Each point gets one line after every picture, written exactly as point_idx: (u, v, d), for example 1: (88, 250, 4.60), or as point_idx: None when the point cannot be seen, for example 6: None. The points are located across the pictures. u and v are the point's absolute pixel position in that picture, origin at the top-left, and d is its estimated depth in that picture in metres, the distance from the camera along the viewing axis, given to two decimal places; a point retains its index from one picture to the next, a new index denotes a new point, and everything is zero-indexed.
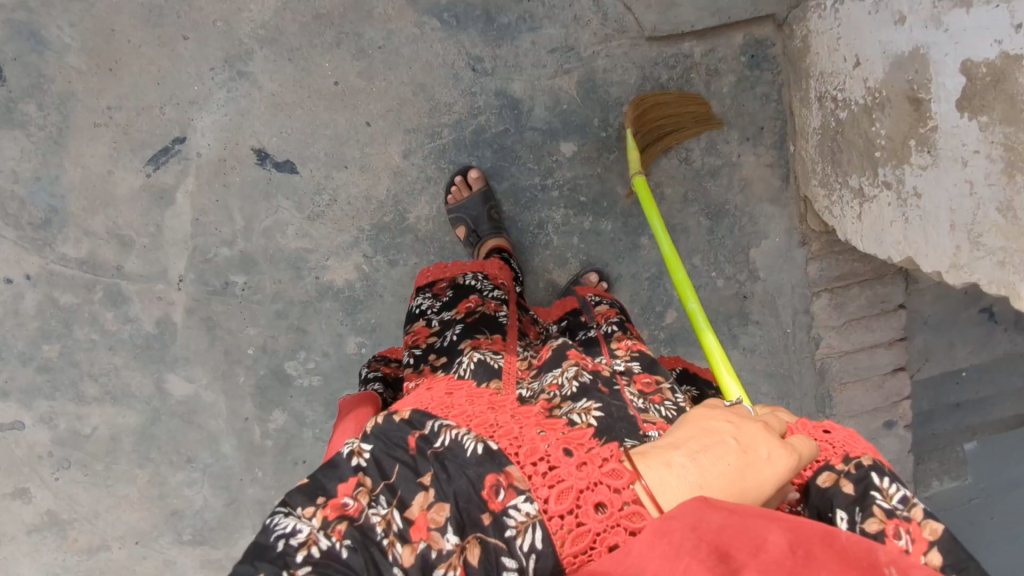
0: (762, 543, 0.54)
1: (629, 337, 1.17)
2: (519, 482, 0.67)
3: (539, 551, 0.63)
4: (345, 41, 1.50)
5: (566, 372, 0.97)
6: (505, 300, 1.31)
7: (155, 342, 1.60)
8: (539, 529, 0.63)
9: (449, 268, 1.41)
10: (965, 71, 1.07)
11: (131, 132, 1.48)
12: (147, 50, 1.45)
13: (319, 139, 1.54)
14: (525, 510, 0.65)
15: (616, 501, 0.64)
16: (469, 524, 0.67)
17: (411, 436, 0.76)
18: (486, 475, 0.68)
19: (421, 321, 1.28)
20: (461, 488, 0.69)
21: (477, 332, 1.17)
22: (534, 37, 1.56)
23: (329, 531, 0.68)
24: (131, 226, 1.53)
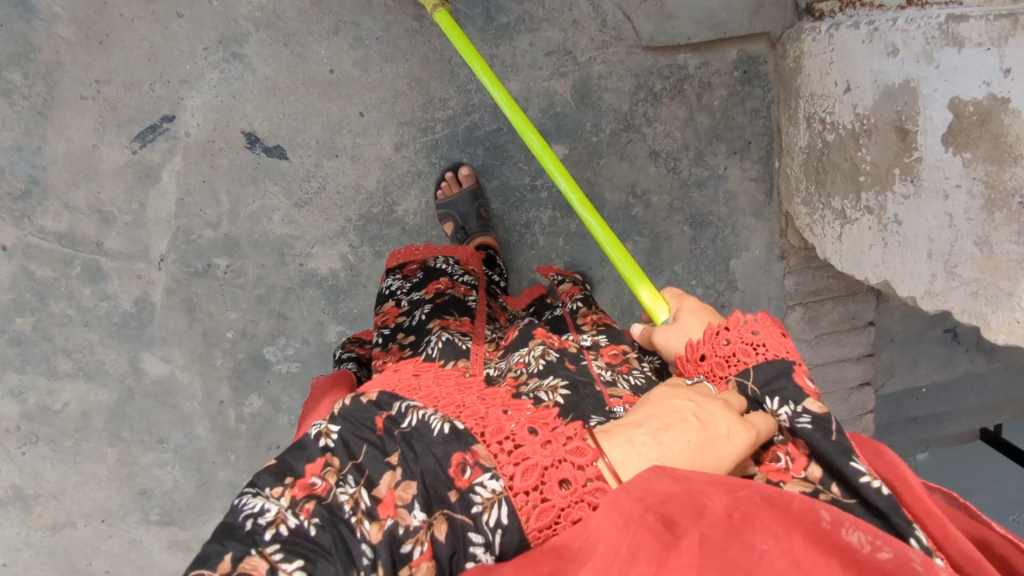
0: (703, 508, 0.55)
1: (594, 312, 1.20)
2: (486, 460, 0.65)
3: (505, 526, 0.62)
4: (343, 29, 1.48)
5: (533, 351, 0.97)
6: (474, 284, 1.33)
7: (132, 321, 1.58)
8: (505, 505, 0.62)
9: (421, 251, 1.42)
10: (952, 108, 1.10)
11: (119, 108, 1.45)
12: (140, 26, 1.42)
13: (311, 126, 1.53)
14: (491, 487, 0.63)
15: (581, 478, 0.64)
16: (435, 500, 0.64)
17: (377, 415, 0.73)
18: (452, 454, 0.66)
19: (392, 300, 1.29)
20: (428, 466, 0.66)
21: (446, 313, 1.17)
22: (533, 38, 1.56)
23: (297, 510, 0.63)
24: (114, 202, 1.50)
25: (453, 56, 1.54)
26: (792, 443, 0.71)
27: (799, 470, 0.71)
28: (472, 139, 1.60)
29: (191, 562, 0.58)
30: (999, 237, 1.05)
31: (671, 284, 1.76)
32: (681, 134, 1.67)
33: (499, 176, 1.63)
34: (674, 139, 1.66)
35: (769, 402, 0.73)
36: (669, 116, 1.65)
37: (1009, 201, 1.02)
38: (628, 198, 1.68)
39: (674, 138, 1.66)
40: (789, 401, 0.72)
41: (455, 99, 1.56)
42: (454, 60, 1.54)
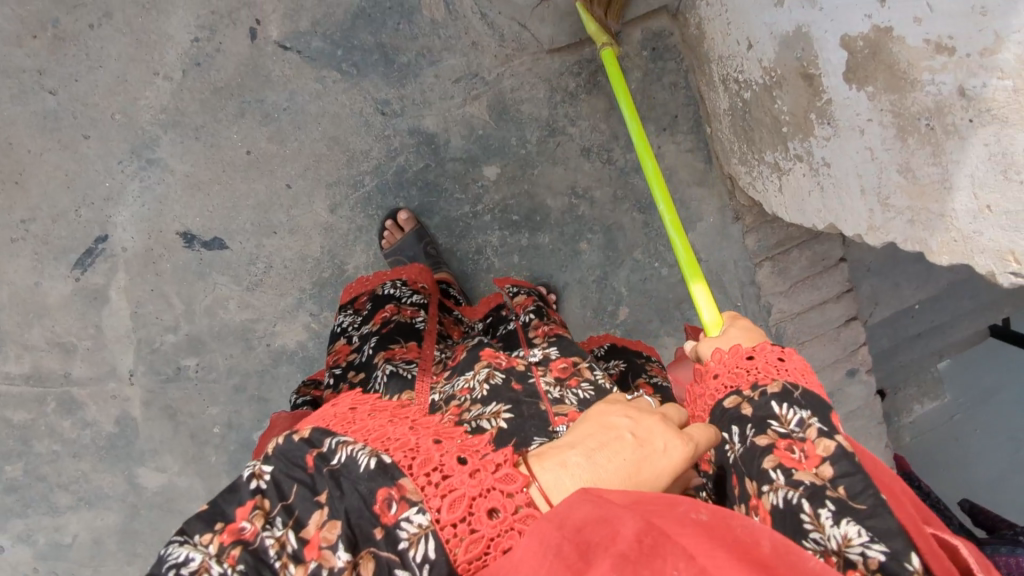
0: (613, 536, 0.51)
1: (545, 323, 1.21)
2: (412, 494, 0.61)
3: (432, 562, 0.57)
4: (249, 109, 1.48)
5: (478, 375, 0.98)
6: (423, 304, 1.33)
7: (118, 441, 1.59)
8: (432, 539, 0.58)
9: (369, 281, 1.43)
10: (845, 45, 1.09)
11: (51, 241, 1.46)
12: (50, 157, 1.42)
13: (243, 211, 1.53)
14: (416, 522, 0.59)
15: (510, 506, 0.59)
16: (362, 539, 0.60)
17: (310, 454, 0.68)
18: (378, 490, 0.62)
19: (341, 338, 1.30)
20: (353, 504, 0.62)
21: (392, 342, 1.18)
22: (436, 70, 1.55)
23: (222, 558, 0.59)
24: (71, 332, 1.51)
25: (363, 107, 1.54)
26: (810, 442, 0.71)
27: (775, 420, 0.74)
28: (404, 182, 1.60)
29: None
30: (919, 161, 1.03)
31: (635, 271, 1.74)
32: (607, 125, 1.65)
33: (439, 211, 1.63)
34: (601, 132, 1.65)
35: (776, 408, 0.74)
36: (590, 110, 1.64)
37: (918, 125, 1.01)
38: (571, 199, 1.68)
39: (600, 130, 1.65)
40: (796, 405, 0.74)
41: (376, 148, 1.56)
42: (365, 111, 1.54)
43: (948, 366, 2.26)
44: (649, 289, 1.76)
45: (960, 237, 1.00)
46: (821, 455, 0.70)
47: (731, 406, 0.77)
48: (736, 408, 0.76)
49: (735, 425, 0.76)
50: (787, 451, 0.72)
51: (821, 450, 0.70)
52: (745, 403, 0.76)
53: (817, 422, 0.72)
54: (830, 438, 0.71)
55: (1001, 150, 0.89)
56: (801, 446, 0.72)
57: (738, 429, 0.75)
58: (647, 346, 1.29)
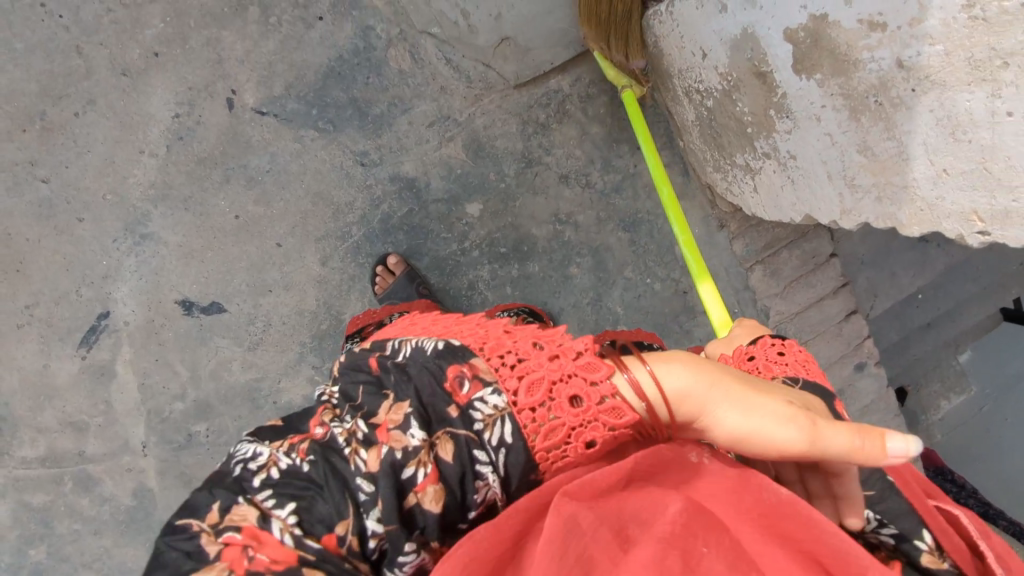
0: (653, 519, 0.66)
1: None
2: (484, 374, 0.69)
3: (508, 444, 0.67)
4: (233, 175, 1.54)
5: None
6: None
7: (137, 513, 1.60)
8: (507, 422, 0.67)
9: (378, 313, 1.44)
10: (788, 38, 1.13)
11: (56, 323, 1.51)
12: (48, 242, 1.48)
13: (237, 273, 1.57)
14: (492, 403, 0.67)
15: (595, 395, 0.70)
16: (435, 420, 0.67)
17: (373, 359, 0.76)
18: (448, 370, 0.70)
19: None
20: (421, 386, 0.69)
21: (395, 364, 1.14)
22: (409, 117, 1.61)
23: (291, 450, 0.67)
24: (82, 410, 1.55)
25: (343, 160, 1.59)
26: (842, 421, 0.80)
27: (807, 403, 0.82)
28: (390, 228, 1.64)
29: (179, 511, 0.64)
30: (874, 138, 1.05)
31: (629, 290, 1.75)
32: (581, 150, 1.69)
33: (428, 252, 1.66)
34: (577, 157, 1.69)
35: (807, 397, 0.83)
36: (563, 138, 1.68)
37: (868, 102, 1.03)
38: (556, 226, 1.70)
39: (576, 156, 1.69)
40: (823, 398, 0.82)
41: (360, 199, 1.61)
42: (345, 164, 1.59)
43: (969, 357, 2.18)
44: (645, 306, 1.76)
45: (926, 205, 1.01)
46: None
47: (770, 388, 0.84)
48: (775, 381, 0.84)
49: None
50: None
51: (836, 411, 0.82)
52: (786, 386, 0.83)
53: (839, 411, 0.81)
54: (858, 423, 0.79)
55: (945, 112, 0.90)
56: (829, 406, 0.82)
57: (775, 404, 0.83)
58: (648, 332, 1.29)
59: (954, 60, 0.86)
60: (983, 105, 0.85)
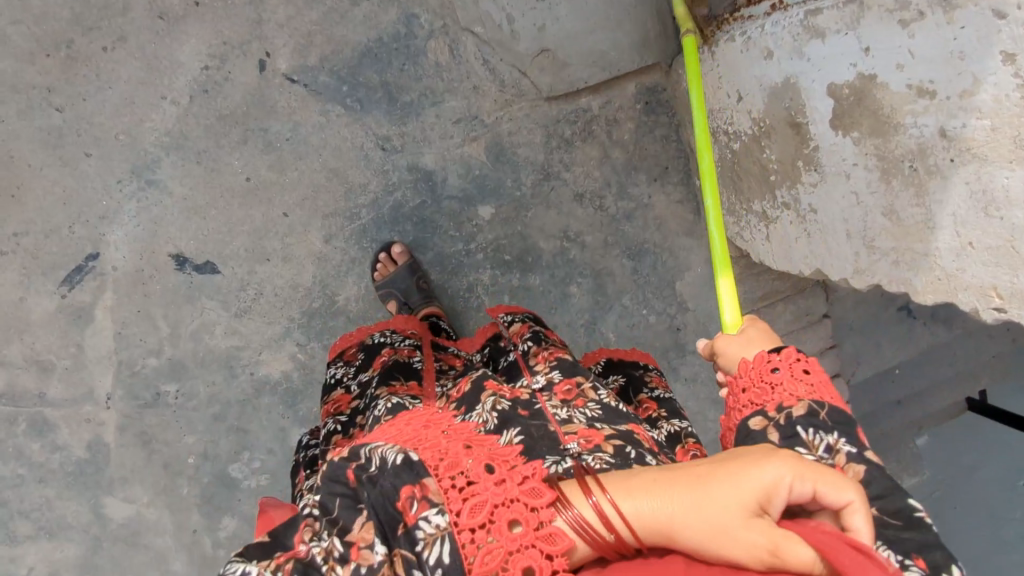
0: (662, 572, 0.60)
1: (545, 347, 1.19)
2: (434, 495, 0.64)
3: (445, 563, 0.61)
4: (252, 137, 1.51)
5: (485, 404, 0.96)
6: (418, 346, 1.32)
7: (88, 467, 1.54)
8: (448, 541, 0.62)
9: (357, 335, 1.41)
10: (831, 94, 1.14)
11: (41, 255, 1.46)
12: (49, 172, 1.44)
13: (237, 236, 1.54)
14: (434, 522, 0.63)
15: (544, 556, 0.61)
16: (389, 533, 0.65)
17: (346, 468, 0.71)
18: (402, 487, 0.65)
19: (340, 388, 1.26)
20: (376, 503, 0.66)
21: (392, 379, 1.16)
22: (437, 111, 1.60)
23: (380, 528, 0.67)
24: (51, 350, 1.49)
25: (364, 142, 1.57)
26: (840, 468, 0.69)
27: (804, 447, 0.71)
28: (399, 217, 1.62)
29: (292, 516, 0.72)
30: (903, 203, 1.07)
31: (623, 317, 1.76)
32: (600, 172, 1.70)
33: (433, 247, 1.65)
34: (594, 178, 1.70)
35: (804, 433, 0.71)
36: (585, 158, 1.69)
37: (902, 167, 1.05)
38: (563, 242, 1.70)
39: (594, 177, 1.70)
40: (824, 430, 0.71)
41: (374, 182, 1.59)
42: (366, 146, 1.58)
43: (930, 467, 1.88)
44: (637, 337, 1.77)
45: (944, 275, 1.04)
46: (854, 481, 0.68)
47: (758, 429, 0.73)
48: (761, 431, 0.72)
49: (763, 451, 0.72)
50: None
51: (851, 475, 0.69)
52: (772, 429, 0.72)
53: (845, 446, 0.71)
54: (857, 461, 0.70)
55: (982, 186, 0.94)
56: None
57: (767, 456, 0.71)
58: (643, 352, 1.36)
59: (1000, 136, 0.90)
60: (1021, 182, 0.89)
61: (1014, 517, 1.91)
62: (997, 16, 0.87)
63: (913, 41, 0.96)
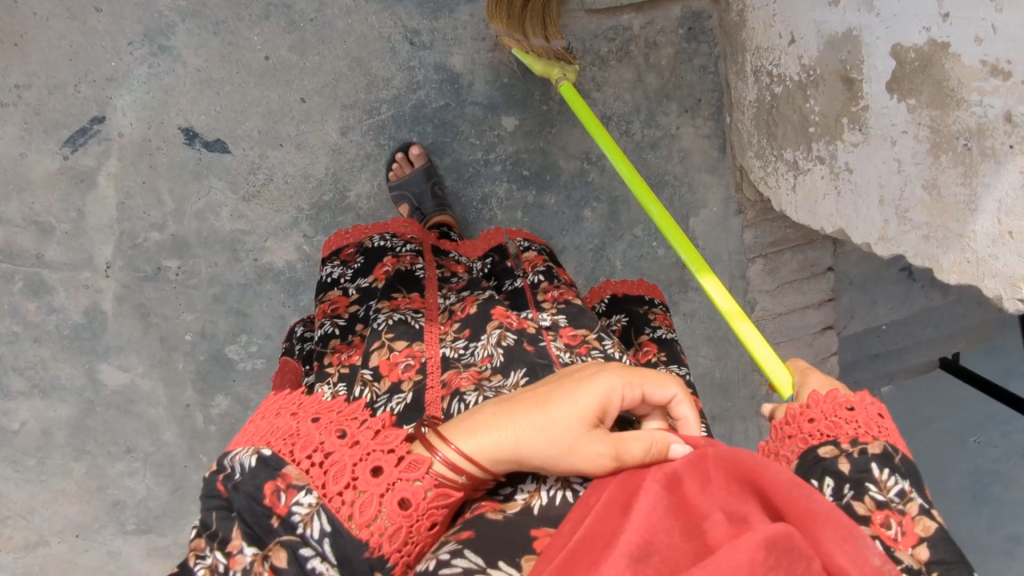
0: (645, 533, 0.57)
1: (555, 286, 1.17)
2: (298, 480, 0.66)
3: (330, 532, 0.65)
4: (274, 13, 1.43)
5: (491, 337, 1.00)
6: (419, 252, 1.27)
7: (84, 332, 1.53)
8: (324, 514, 0.65)
9: (353, 233, 1.33)
10: (895, 55, 1.09)
11: (44, 112, 1.39)
12: (56, 24, 1.36)
13: (251, 117, 1.47)
14: (306, 502, 0.65)
15: (421, 492, 0.68)
16: (264, 533, 0.66)
17: (216, 482, 0.69)
18: (263, 485, 0.66)
19: (337, 289, 1.23)
20: (241, 505, 0.66)
21: (394, 292, 1.13)
22: (472, 9, 1.52)
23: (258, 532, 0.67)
24: (50, 211, 1.45)
25: (392, 34, 1.49)
26: (909, 517, 0.71)
27: (874, 484, 0.73)
28: (421, 117, 1.56)
29: (203, 531, 0.69)
30: (947, 180, 1.05)
31: (632, 247, 1.74)
32: (631, 96, 1.64)
33: (451, 153, 1.60)
34: (624, 102, 1.64)
35: (877, 472, 0.74)
36: (618, 78, 1.62)
37: (955, 144, 1.02)
38: (584, 164, 1.66)
39: (624, 101, 1.64)
40: (898, 476, 0.74)
41: (398, 78, 1.52)
42: (393, 38, 1.49)
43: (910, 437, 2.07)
44: (643, 268, 1.76)
45: (974, 258, 1.04)
46: (919, 533, 0.70)
47: (828, 457, 0.76)
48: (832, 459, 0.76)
49: (828, 476, 0.76)
50: (883, 523, 0.71)
51: (919, 528, 0.70)
52: (843, 458, 0.76)
53: (917, 498, 0.73)
54: (929, 517, 0.71)
55: None
56: (899, 519, 0.71)
57: (831, 480, 0.75)
58: (649, 286, 1.34)
59: None
60: None
61: (958, 468, 2.01)
62: None
63: (999, 16, 0.90)
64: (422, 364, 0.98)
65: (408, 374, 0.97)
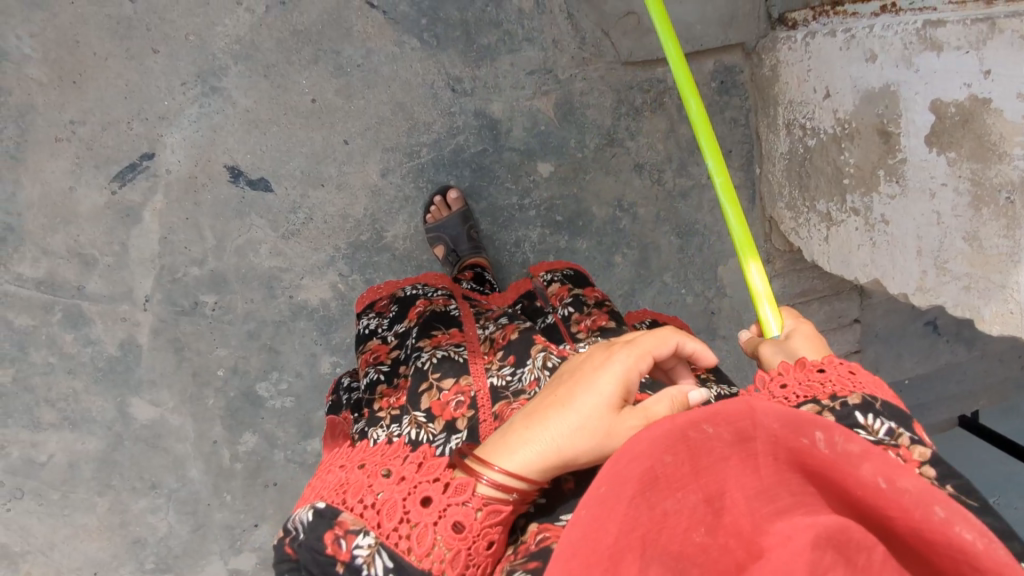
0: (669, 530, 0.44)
1: (587, 315, 1.19)
2: (355, 525, 0.70)
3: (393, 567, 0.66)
4: (323, 58, 1.47)
5: (536, 361, 1.00)
6: (451, 294, 1.28)
7: (118, 365, 1.54)
8: (385, 551, 0.67)
9: (385, 288, 1.38)
10: (934, 109, 1.11)
11: (96, 148, 1.43)
12: (114, 63, 1.39)
13: (295, 157, 1.51)
14: (365, 543, 0.68)
15: (472, 514, 0.69)
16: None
17: (281, 546, 0.73)
18: (323, 535, 0.70)
19: (376, 338, 1.24)
20: (305, 559, 0.69)
21: (433, 330, 1.14)
22: (513, 59, 1.56)
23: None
24: (95, 244, 1.47)
25: (435, 80, 1.53)
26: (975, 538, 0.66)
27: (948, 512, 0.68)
28: (459, 161, 1.59)
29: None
30: (988, 231, 1.06)
31: (662, 294, 1.76)
32: (664, 146, 1.68)
33: (487, 197, 1.63)
34: (657, 151, 1.68)
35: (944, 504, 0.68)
36: (651, 128, 1.66)
37: (997, 197, 1.03)
38: (616, 211, 1.69)
39: (657, 150, 1.68)
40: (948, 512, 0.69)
41: (439, 122, 1.56)
42: (436, 84, 1.54)
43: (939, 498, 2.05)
44: (671, 314, 1.77)
45: (1019, 310, 1.04)
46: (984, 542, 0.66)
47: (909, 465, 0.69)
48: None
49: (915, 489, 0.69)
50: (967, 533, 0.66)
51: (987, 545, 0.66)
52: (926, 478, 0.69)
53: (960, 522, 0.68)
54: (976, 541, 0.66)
55: None
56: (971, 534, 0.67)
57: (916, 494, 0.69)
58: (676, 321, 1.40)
59: None
60: None
61: None
62: None
63: None
64: (473, 400, 0.98)
65: (461, 412, 0.96)
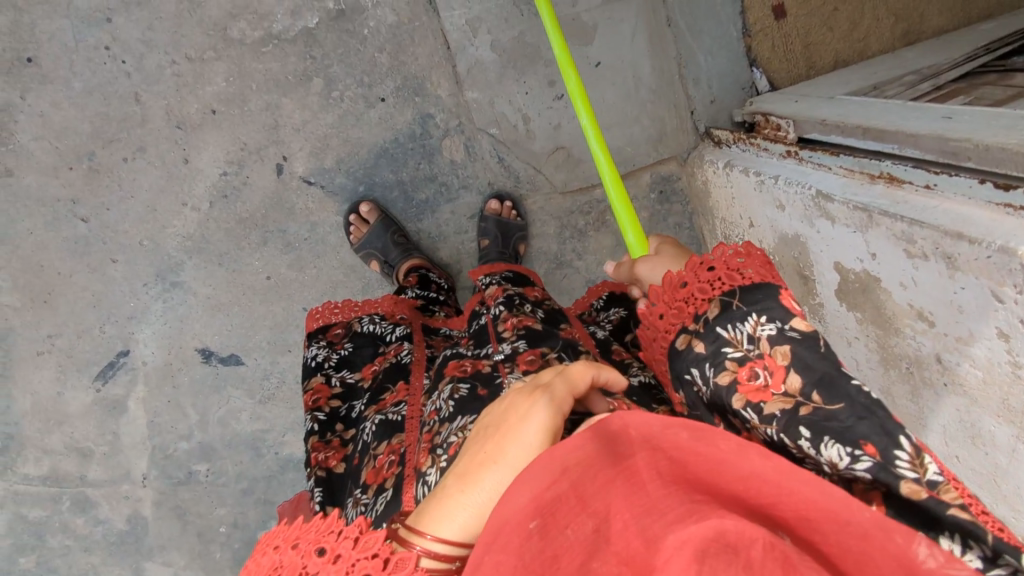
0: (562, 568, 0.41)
1: (515, 314, 1.09)
2: None
3: None
4: (271, 239, 1.56)
5: (444, 392, 0.96)
6: (407, 334, 1.25)
7: (128, 537, 1.65)
8: None
9: (342, 309, 1.35)
10: (838, 270, 1.16)
11: (75, 354, 1.56)
12: (79, 278, 1.52)
13: (260, 329, 1.60)
14: None
15: None
16: None
17: None
18: None
19: (319, 377, 1.22)
20: None
21: (379, 392, 1.13)
22: (452, 207, 1.62)
23: None
24: (89, 437, 1.60)
25: None
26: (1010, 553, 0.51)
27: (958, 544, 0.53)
28: None
29: None
30: (897, 391, 1.10)
31: None
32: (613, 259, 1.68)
33: None
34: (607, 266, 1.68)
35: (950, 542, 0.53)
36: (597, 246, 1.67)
37: (900, 363, 1.07)
38: None
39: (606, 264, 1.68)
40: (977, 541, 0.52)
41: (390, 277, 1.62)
42: None
43: None
44: None
45: None
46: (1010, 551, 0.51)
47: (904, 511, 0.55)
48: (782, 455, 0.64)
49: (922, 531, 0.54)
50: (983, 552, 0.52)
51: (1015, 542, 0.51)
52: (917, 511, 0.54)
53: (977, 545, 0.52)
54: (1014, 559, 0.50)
55: (969, 420, 0.95)
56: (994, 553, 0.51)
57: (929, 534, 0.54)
58: None
59: (990, 391, 0.89)
60: (1007, 438, 0.89)
61: None
62: (994, 297, 0.83)
63: (916, 272, 0.96)
64: (399, 456, 0.95)
65: (391, 471, 0.94)
